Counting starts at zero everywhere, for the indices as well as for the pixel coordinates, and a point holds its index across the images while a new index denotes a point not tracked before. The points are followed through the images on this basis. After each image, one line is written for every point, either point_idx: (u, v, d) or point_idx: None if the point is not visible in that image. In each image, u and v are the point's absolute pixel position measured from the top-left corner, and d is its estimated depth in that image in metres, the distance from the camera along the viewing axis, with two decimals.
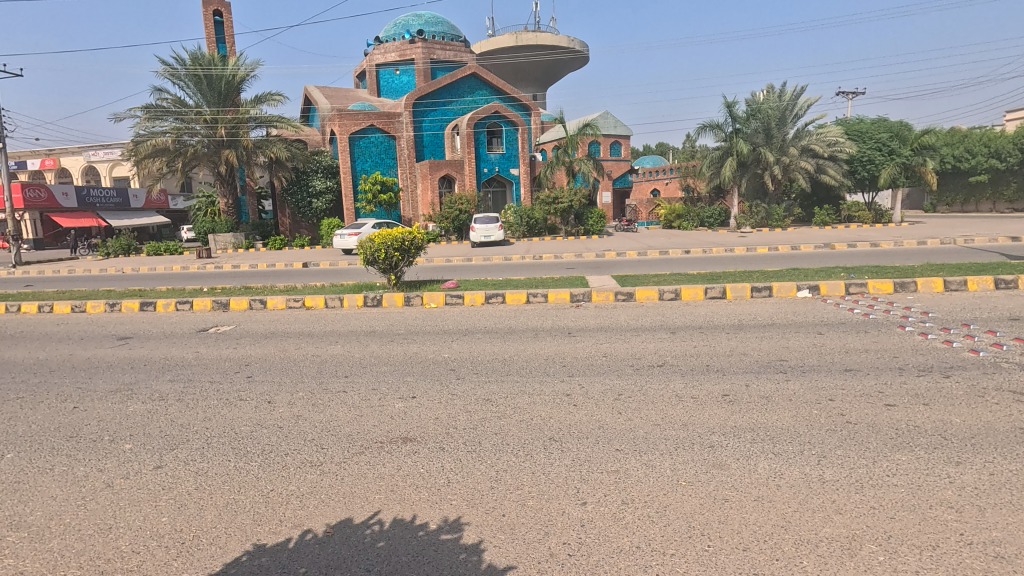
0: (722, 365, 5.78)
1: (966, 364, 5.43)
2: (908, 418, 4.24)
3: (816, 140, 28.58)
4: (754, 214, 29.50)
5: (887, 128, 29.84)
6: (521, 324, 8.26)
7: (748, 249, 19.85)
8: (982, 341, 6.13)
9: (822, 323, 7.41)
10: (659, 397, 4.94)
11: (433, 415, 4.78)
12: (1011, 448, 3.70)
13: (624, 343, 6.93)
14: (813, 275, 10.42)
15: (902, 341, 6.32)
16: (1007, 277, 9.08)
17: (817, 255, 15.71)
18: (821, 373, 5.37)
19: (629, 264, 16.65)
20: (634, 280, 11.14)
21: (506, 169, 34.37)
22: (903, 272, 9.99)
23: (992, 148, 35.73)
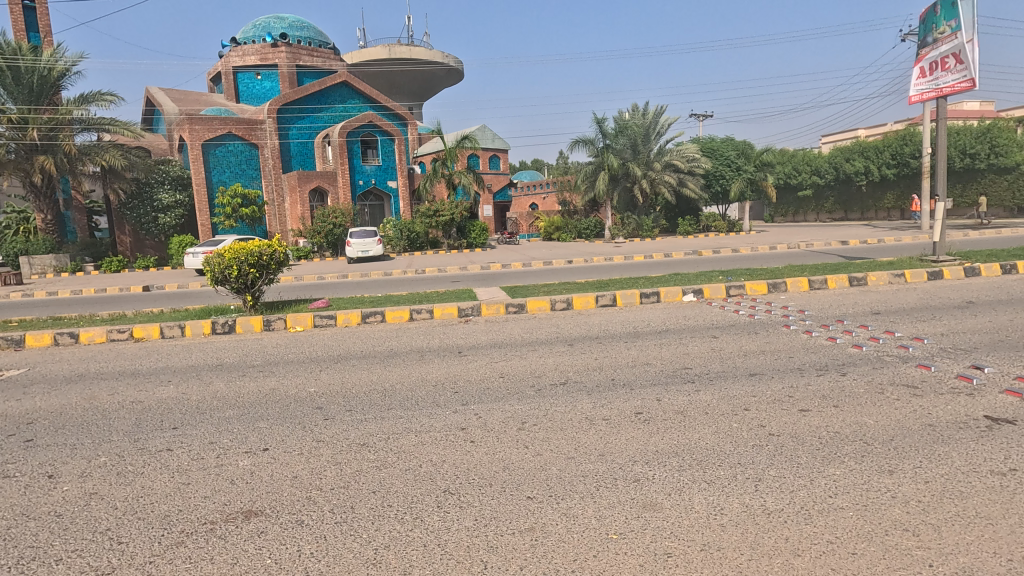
0: (629, 378, 5.32)
1: (857, 360, 5.47)
2: (826, 423, 3.98)
3: (676, 156, 30.66)
4: (626, 226, 31.22)
5: (734, 146, 33.06)
6: (404, 345, 7.28)
7: (627, 257, 20.57)
8: (860, 336, 6.35)
9: (715, 326, 7.35)
10: (568, 422, 4.28)
11: (290, 473, 3.67)
12: (932, 449, 3.52)
13: (521, 359, 6.27)
14: (696, 279, 10.65)
15: (792, 341, 6.35)
16: (858, 275, 9.92)
17: (688, 262, 16.60)
18: (728, 379, 5.09)
19: (515, 275, 16.34)
20: (524, 290, 10.65)
21: (383, 181, 32.88)
22: (773, 274, 10.54)
23: (813, 167, 41.42)
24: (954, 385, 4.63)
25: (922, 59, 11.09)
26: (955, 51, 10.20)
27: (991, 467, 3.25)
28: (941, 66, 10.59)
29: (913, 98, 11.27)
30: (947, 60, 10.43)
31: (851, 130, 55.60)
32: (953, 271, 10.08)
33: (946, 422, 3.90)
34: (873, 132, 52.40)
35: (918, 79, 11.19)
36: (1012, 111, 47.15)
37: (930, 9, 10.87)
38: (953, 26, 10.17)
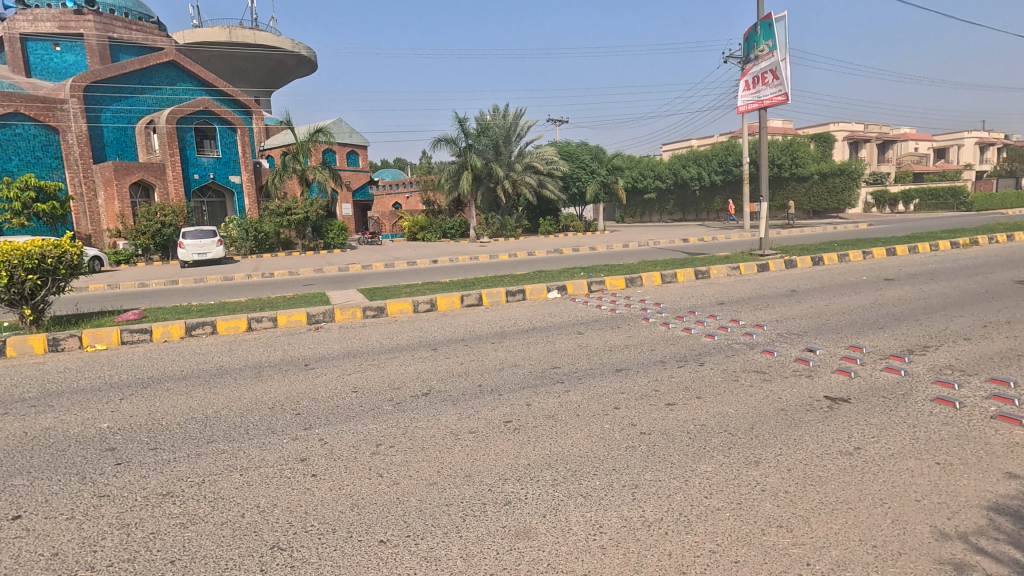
0: (499, 382, 4.95)
1: (711, 349, 5.67)
2: (692, 416, 3.94)
3: (536, 158, 31.22)
4: (491, 225, 31.77)
5: (588, 150, 34.75)
6: (238, 361, 6.18)
7: (491, 256, 20.58)
8: (711, 325, 6.67)
9: (580, 322, 7.30)
10: (431, 440, 3.76)
11: (50, 551, 2.68)
12: (788, 434, 3.60)
13: (379, 369, 5.60)
14: (558, 276, 10.72)
15: (652, 333, 6.47)
16: (702, 268, 10.70)
17: (551, 260, 16.93)
18: (596, 377, 4.94)
19: (375, 276, 15.36)
20: (384, 292, 9.86)
21: (224, 175, 29.41)
22: (628, 269, 10.99)
23: (656, 172, 45.46)
24: (795, 367, 4.94)
25: (746, 74, 12.34)
26: (772, 68, 11.49)
27: (839, 447, 3.37)
28: (762, 80, 11.85)
29: (741, 108, 12.47)
30: (766, 75, 11.70)
31: (686, 140, 61.95)
32: (777, 264, 11.34)
33: (795, 405, 4.06)
34: (704, 143, 58.88)
35: (744, 92, 12.42)
36: (807, 129, 55.94)
37: (751, 29, 12.14)
38: (770, 46, 11.44)
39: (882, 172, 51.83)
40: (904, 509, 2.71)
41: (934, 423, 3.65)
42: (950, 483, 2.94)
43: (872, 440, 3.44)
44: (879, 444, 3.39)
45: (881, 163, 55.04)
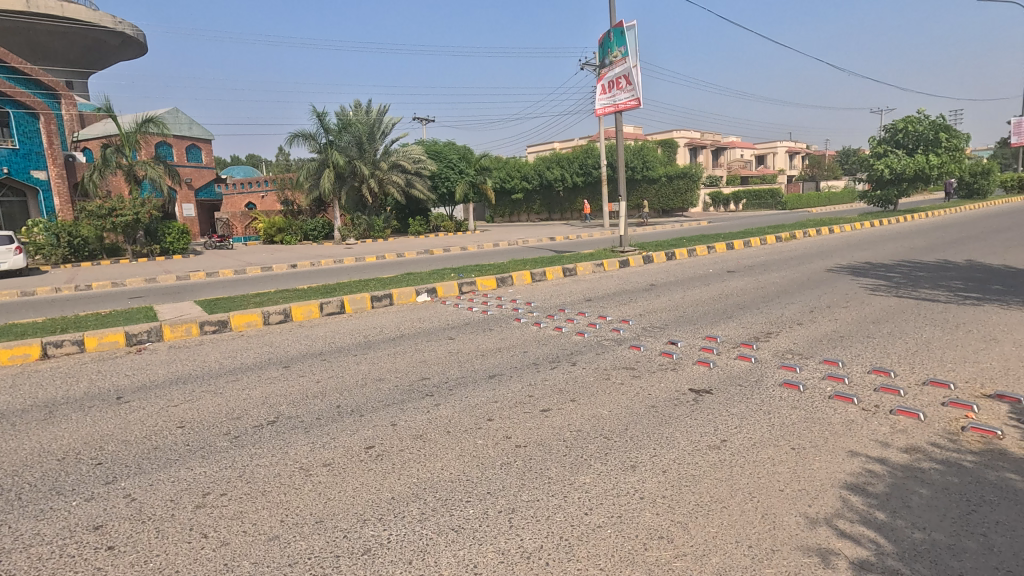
0: (360, 401, 4.41)
1: (582, 347, 5.64)
2: (567, 422, 3.78)
3: (402, 156, 30.22)
4: (357, 226, 29.93)
5: (456, 150, 34.44)
6: (23, 400, 4.90)
7: (357, 259, 19.44)
8: (582, 323, 6.71)
9: (451, 326, 6.97)
10: (275, 480, 3.17)
11: None
12: (659, 432, 3.58)
13: (216, 395, 4.75)
14: (427, 278, 10.26)
15: (524, 334, 6.32)
16: (570, 266, 10.93)
17: (420, 261, 16.38)
18: (469, 386, 4.62)
19: (220, 285, 13.62)
20: (228, 303, 8.65)
21: (24, 170, 24.21)
22: (499, 269, 10.87)
23: (523, 173, 46.69)
24: (661, 361, 5.05)
25: (602, 78, 12.87)
26: (625, 73, 12.10)
27: (708, 442, 3.39)
28: (617, 85, 12.43)
29: (599, 111, 12.96)
30: (620, 80, 12.29)
31: (549, 143, 64.41)
32: (636, 259, 11.99)
33: (664, 401, 4.08)
34: (565, 146, 61.65)
35: (600, 96, 12.92)
36: (654, 136, 61.23)
37: (605, 36, 12.68)
38: (623, 52, 12.02)
39: (716, 175, 58.39)
40: (772, 501, 2.74)
41: (785, 408, 3.86)
42: (807, 468, 3.05)
43: (735, 430, 3.53)
44: (741, 434, 3.48)
45: (715, 167, 62.07)
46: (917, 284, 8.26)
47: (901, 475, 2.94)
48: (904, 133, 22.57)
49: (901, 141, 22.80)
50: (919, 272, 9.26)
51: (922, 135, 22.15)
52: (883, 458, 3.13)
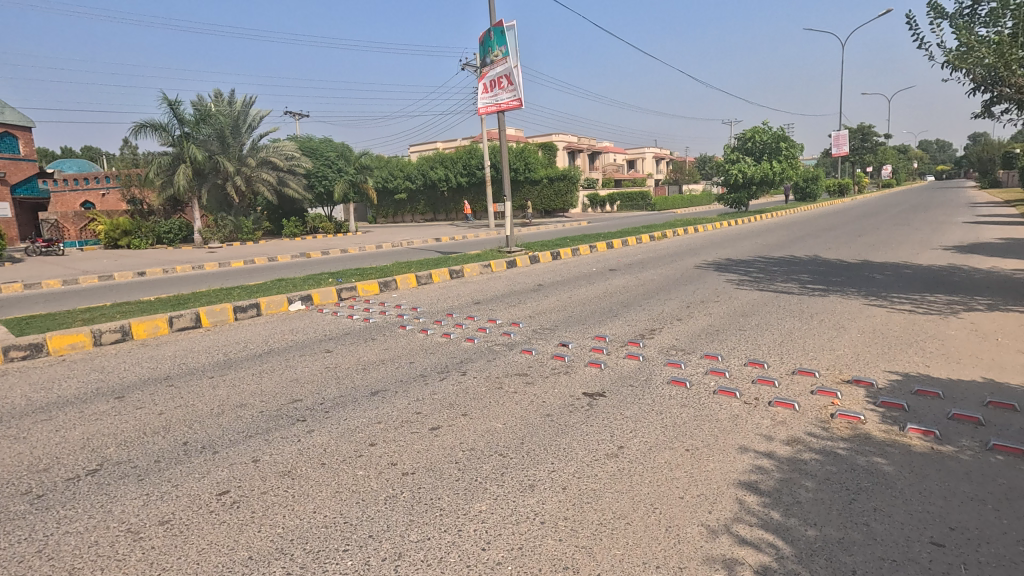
0: (214, 434, 3.73)
1: (472, 355, 5.35)
2: (459, 441, 3.46)
3: (273, 153, 27.85)
4: (222, 228, 26.81)
5: (333, 148, 32.48)
6: None
7: (221, 264, 17.49)
8: (471, 327, 6.42)
9: (328, 338, 6.32)
10: (91, 553, 2.48)
11: None
12: (556, 443, 3.39)
13: (16, 442, 3.76)
14: (302, 284, 9.34)
15: (411, 343, 5.88)
16: (456, 267, 10.61)
17: (294, 266, 15.09)
18: (348, 407, 4.12)
19: (42, 299, 11.41)
20: (48, 322, 7.17)
21: None
22: (382, 272, 10.24)
23: (406, 173, 45.55)
24: (554, 365, 4.91)
25: (484, 77, 12.69)
26: (507, 73, 12.04)
27: (606, 451, 3.25)
28: (498, 85, 12.32)
29: (482, 110, 12.75)
30: (502, 80, 12.20)
31: (432, 143, 63.57)
32: (523, 260, 11.98)
33: (559, 409, 3.91)
34: (449, 146, 61.21)
35: (482, 94, 12.73)
36: (535, 139, 62.97)
37: (484, 34, 12.51)
38: (504, 52, 11.96)
39: (593, 178, 61.41)
40: (673, 511, 2.64)
41: (676, 407, 3.86)
42: (702, 470, 3.02)
43: (632, 435, 3.44)
44: (638, 439, 3.39)
45: (591, 170, 65.32)
46: (773, 278, 9.07)
47: (788, 468, 3.01)
48: (752, 142, 25.03)
49: (751, 149, 25.23)
50: (774, 266, 10.22)
51: (767, 145, 24.88)
52: (770, 453, 3.19)
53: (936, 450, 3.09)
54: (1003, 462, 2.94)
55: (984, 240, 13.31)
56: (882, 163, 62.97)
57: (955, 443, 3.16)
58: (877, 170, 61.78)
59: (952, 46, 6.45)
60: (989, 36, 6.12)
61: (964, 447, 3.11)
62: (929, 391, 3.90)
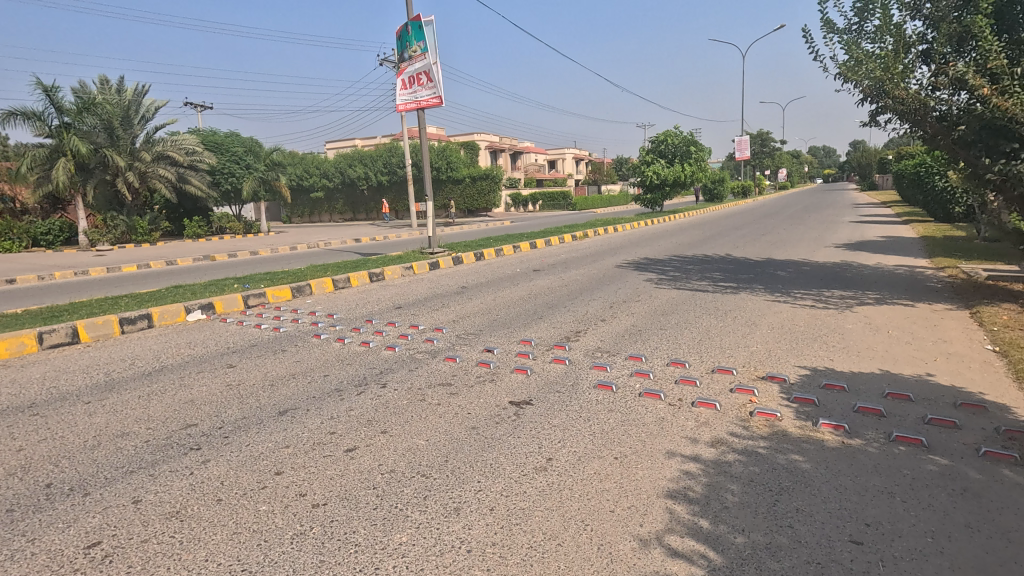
0: (87, 471, 3.22)
1: (392, 365, 5.05)
2: (378, 462, 3.20)
3: (172, 147, 25.58)
4: (112, 228, 24.33)
5: (240, 143, 30.28)
6: None
7: (110, 269, 15.77)
8: (391, 335, 6.09)
9: (232, 351, 5.76)
10: None
11: None
12: (482, 459, 3.21)
13: None
14: (204, 290, 8.52)
15: (325, 354, 5.48)
16: (376, 270, 10.16)
17: (196, 270, 13.88)
18: (252, 430, 3.72)
19: None
20: None
21: None
22: (295, 276, 9.59)
23: (322, 171, 43.66)
24: (478, 373, 4.73)
25: (402, 73, 12.24)
26: (426, 69, 11.70)
27: (534, 464, 3.12)
28: (417, 81, 11.93)
29: (400, 107, 12.30)
30: (421, 76, 11.84)
31: (349, 139, 61.40)
32: (445, 261, 11.71)
33: (484, 421, 3.73)
34: (368, 143, 59.37)
35: (400, 90, 12.28)
36: (456, 137, 62.56)
37: (402, 28, 12.10)
38: (422, 47, 11.62)
39: (516, 178, 61.93)
40: (605, 527, 2.54)
41: (602, 412, 3.80)
42: (631, 479, 2.96)
43: (560, 446, 3.33)
44: (566, 449, 3.28)
45: (513, 170, 65.89)
46: (689, 276, 9.42)
47: (713, 472, 3.01)
48: (665, 145, 26.15)
49: (664, 151, 26.28)
50: (689, 265, 10.64)
51: (678, 148, 26.11)
52: (696, 456, 3.19)
53: (846, 444, 3.22)
54: (905, 452, 3.11)
55: (867, 238, 14.64)
56: (778, 166, 68.34)
57: (863, 436, 3.31)
58: (774, 173, 66.99)
59: (844, 59, 6.97)
60: (874, 50, 6.67)
61: (871, 439, 3.26)
62: (836, 384, 4.10)
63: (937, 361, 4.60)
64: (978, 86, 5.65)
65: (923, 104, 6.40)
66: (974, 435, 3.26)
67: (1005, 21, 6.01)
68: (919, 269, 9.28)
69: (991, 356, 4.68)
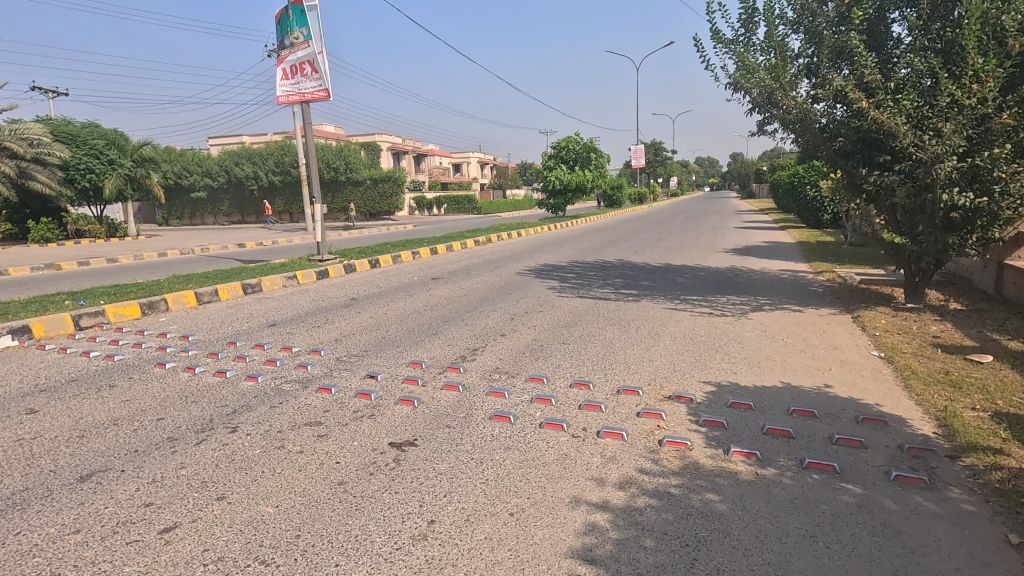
0: None
1: (251, 401, 4.17)
2: (205, 546, 2.44)
3: (13, 135, 21.72)
4: None
5: (100, 135, 26.50)
6: None
7: None
8: (255, 361, 5.16)
9: (40, 390, 4.54)
10: None
11: None
12: (346, 530, 2.55)
13: None
14: (24, 308, 6.96)
15: (166, 390, 4.47)
16: (251, 281, 8.95)
17: (29, 281, 11.65)
18: (32, 509, 2.76)
19: None
20: None
21: None
22: (149, 289, 8.18)
23: (204, 168, 39.84)
24: (356, 407, 4.00)
25: (282, 62, 11.04)
26: (310, 59, 10.65)
27: (411, 532, 2.51)
28: (300, 71, 10.81)
29: (281, 99, 11.09)
30: (304, 66, 10.74)
31: (236, 135, 56.77)
32: (335, 269, 10.69)
33: (355, 472, 3.06)
34: (257, 140, 55.15)
35: (280, 81, 11.06)
36: (356, 138, 60.12)
37: (281, 12, 10.94)
38: (305, 34, 10.55)
39: (420, 181, 60.61)
40: None
41: (497, 452, 3.26)
42: (528, 544, 2.43)
43: (445, 503, 2.74)
44: (452, 507, 2.71)
45: (418, 173, 64.53)
46: (590, 283, 9.23)
47: (623, 525, 2.57)
48: (566, 151, 26.44)
49: (565, 157, 26.54)
50: (590, 271, 10.49)
51: (579, 155, 26.55)
52: (604, 503, 2.74)
53: (760, 476, 2.93)
54: (819, 481, 2.87)
55: (752, 243, 15.55)
56: (669, 175, 73.01)
57: (775, 464, 3.05)
58: (666, 181, 71.32)
59: (734, 67, 7.01)
60: (762, 61, 6.76)
61: (782, 468, 3.01)
62: (742, 402, 3.88)
63: (832, 370, 4.57)
64: (856, 99, 5.83)
65: (806, 115, 6.55)
66: (881, 455, 3.11)
67: (875, 38, 6.30)
68: (800, 273, 9.79)
69: (878, 363, 4.75)
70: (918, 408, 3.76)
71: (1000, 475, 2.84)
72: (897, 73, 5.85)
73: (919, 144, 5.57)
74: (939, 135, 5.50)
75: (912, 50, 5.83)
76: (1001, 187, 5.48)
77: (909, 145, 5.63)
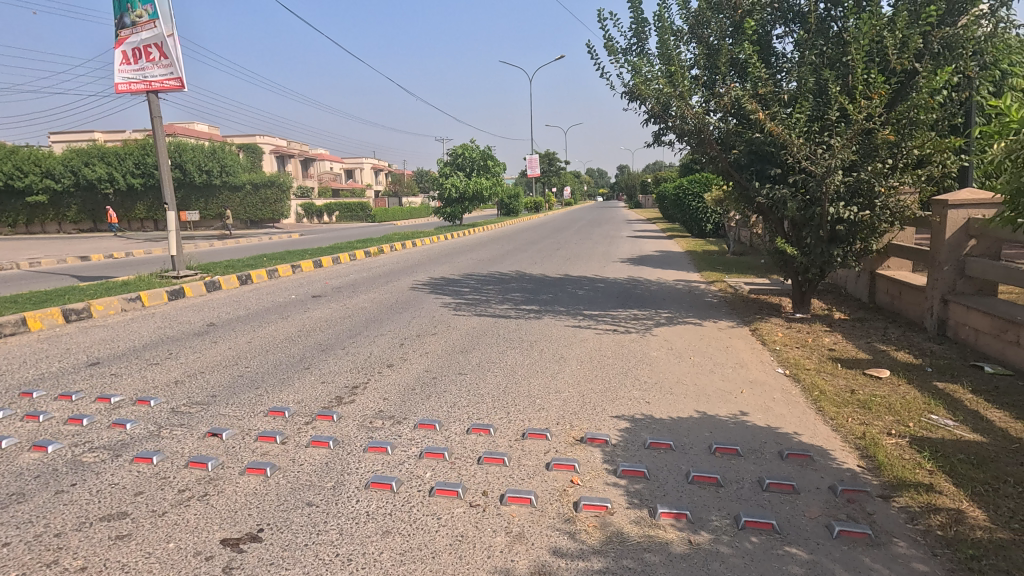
0: None
1: (27, 486, 3.01)
2: None
3: None
4: None
5: None
6: None
7: None
8: (53, 420, 3.90)
9: None
10: None
11: None
12: None
13: None
14: None
15: None
16: (77, 305, 7.27)
17: None
18: None
19: None
20: None
21: None
22: None
23: (44, 168, 34.06)
24: (184, 484, 3.01)
25: (120, 43, 9.30)
26: (157, 41, 9.10)
27: None
28: (145, 55, 9.19)
29: (119, 87, 9.30)
30: (150, 50, 9.15)
31: (88, 132, 49.70)
32: (193, 287, 9.15)
33: None
34: (112, 138, 48.60)
35: (119, 65, 9.29)
36: (233, 139, 55.66)
37: None
38: (151, 13, 9.03)
39: (308, 187, 56.95)
40: None
41: (372, 542, 2.49)
42: None
43: None
44: None
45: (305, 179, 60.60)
46: (490, 298, 8.63)
47: None
48: (463, 158, 25.87)
49: (461, 164, 25.96)
50: (488, 285, 9.91)
51: (475, 162, 26.05)
52: None
53: (694, 546, 2.43)
54: (760, 547, 2.43)
55: (645, 252, 15.89)
56: (562, 185, 75.23)
57: (708, 527, 2.58)
58: (560, 190, 73.22)
59: (631, 75, 6.74)
60: (659, 69, 6.55)
61: (717, 531, 2.55)
62: (661, 442, 3.43)
63: (744, 394, 4.30)
64: (753, 111, 5.78)
65: (703, 125, 6.41)
66: (816, 503, 2.76)
67: (763, 52, 6.38)
68: (693, 283, 9.93)
69: (785, 381, 4.57)
70: (837, 435, 3.53)
71: (940, 519, 2.57)
72: (788, 87, 5.91)
73: (812, 157, 5.61)
74: (829, 149, 5.58)
75: (799, 66, 5.95)
76: (881, 201, 5.65)
77: (802, 158, 5.65)
